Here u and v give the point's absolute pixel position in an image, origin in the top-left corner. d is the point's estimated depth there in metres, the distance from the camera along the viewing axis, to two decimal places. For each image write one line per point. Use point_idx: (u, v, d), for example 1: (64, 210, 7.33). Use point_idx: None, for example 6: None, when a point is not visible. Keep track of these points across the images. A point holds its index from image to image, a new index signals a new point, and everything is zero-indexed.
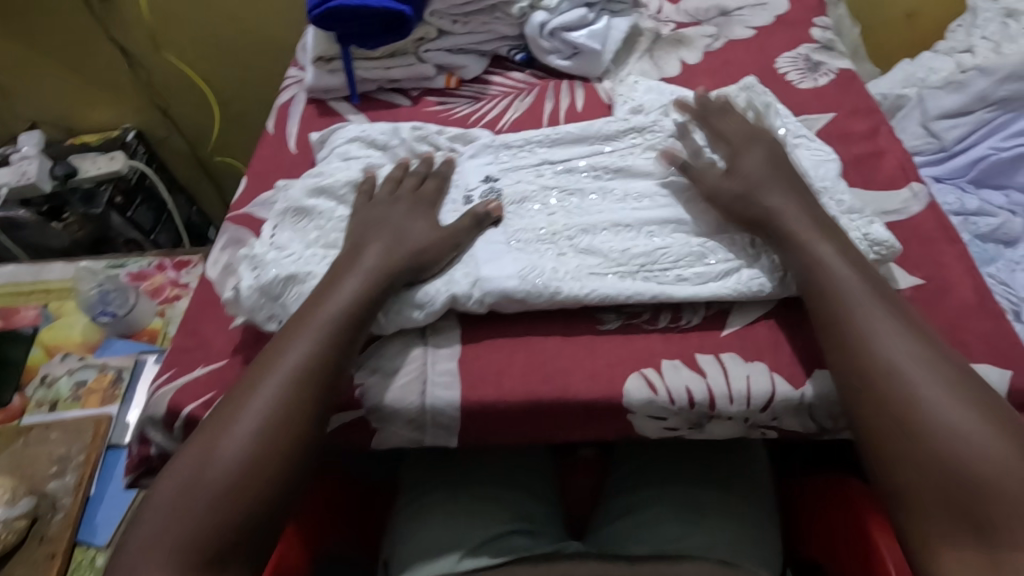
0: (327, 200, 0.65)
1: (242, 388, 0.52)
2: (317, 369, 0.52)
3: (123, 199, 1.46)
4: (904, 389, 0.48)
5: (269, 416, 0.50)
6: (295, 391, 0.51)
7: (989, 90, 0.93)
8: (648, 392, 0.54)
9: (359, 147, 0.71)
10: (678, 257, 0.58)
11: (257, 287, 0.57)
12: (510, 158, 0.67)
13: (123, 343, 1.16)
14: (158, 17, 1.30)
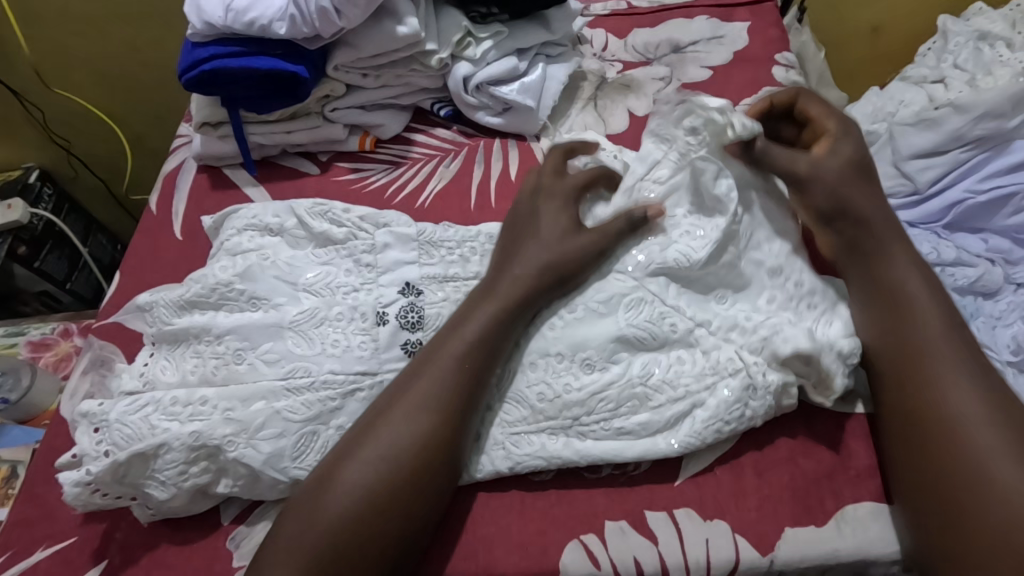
0: (202, 317, 0.48)
1: (321, 472, 0.43)
2: (413, 467, 0.42)
3: (27, 248, 1.26)
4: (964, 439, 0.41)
5: (360, 516, 0.41)
6: (387, 479, 0.42)
7: (964, 129, 0.85)
8: (589, 566, 0.45)
9: (254, 229, 0.53)
10: (616, 404, 0.47)
11: (95, 471, 0.41)
12: (437, 263, 0.53)
13: (22, 430, 1.01)
14: (46, 48, 1.15)
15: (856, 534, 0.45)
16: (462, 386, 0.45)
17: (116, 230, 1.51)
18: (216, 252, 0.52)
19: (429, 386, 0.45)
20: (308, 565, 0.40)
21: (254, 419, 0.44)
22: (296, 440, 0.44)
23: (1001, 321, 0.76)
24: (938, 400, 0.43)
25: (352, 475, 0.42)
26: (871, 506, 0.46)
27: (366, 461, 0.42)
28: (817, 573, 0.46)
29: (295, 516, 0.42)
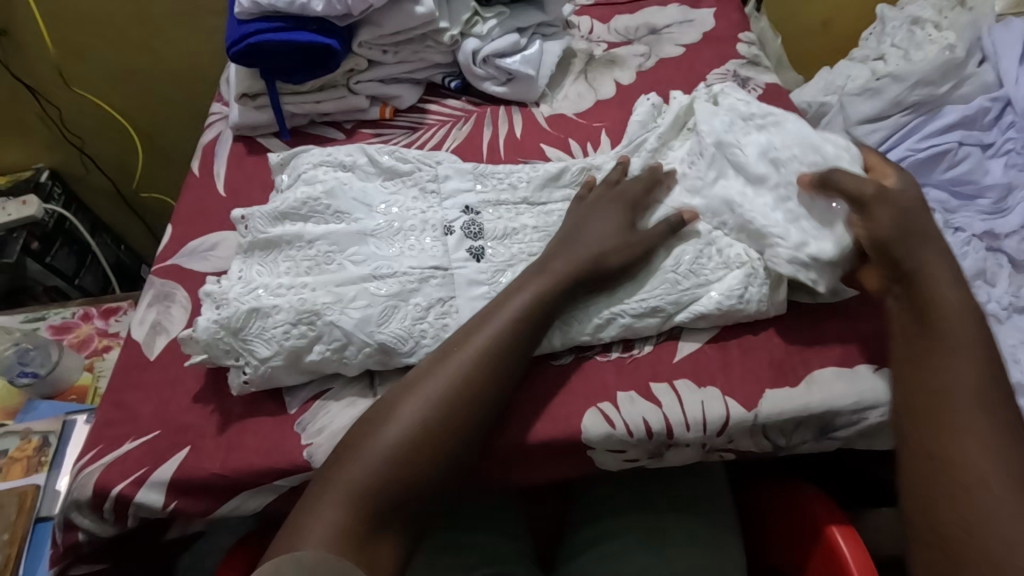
0: (292, 226, 0.61)
1: (404, 398, 0.51)
2: (480, 397, 0.51)
3: (39, 244, 1.32)
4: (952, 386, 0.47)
5: (443, 424, 0.50)
6: (456, 403, 0.51)
7: (902, 96, 0.98)
8: (606, 427, 0.54)
9: (330, 164, 0.66)
10: (650, 286, 0.58)
11: (215, 323, 0.54)
12: (492, 191, 0.66)
13: (48, 404, 1.06)
14: (67, 49, 1.22)
15: (822, 390, 0.55)
16: (527, 328, 0.54)
17: (121, 229, 1.56)
18: (298, 180, 0.65)
19: (493, 333, 0.53)
20: (387, 473, 0.48)
21: (347, 295, 0.56)
22: (381, 309, 0.56)
23: None
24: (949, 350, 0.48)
25: (410, 417, 0.50)
26: (835, 370, 0.56)
27: (445, 393, 0.51)
28: (793, 428, 0.55)
29: (370, 430, 0.50)
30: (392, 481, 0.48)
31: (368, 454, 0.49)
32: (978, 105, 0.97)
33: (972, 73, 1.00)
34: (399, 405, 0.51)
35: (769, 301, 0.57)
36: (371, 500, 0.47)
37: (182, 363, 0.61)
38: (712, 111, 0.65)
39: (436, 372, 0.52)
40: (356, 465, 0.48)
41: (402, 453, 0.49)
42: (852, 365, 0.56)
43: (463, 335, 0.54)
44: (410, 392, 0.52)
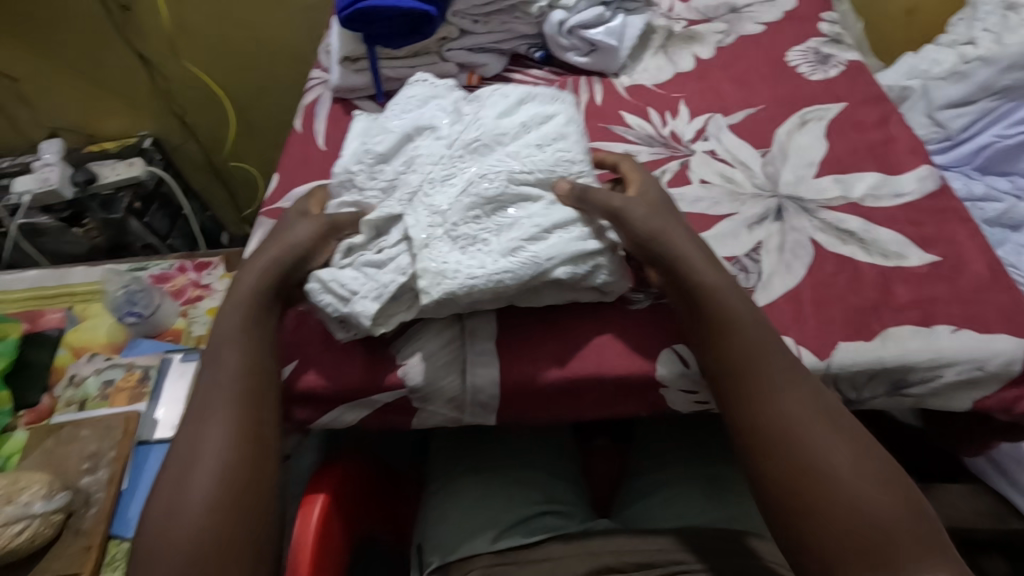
0: (386, 165, 0.64)
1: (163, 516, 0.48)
2: (248, 437, 0.52)
3: (141, 203, 1.45)
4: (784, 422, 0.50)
5: (233, 465, 0.50)
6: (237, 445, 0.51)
7: (992, 79, 0.96)
8: (680, 366, 0.58)
9: (416, 99, 0.70)
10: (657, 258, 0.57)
11: (334, 275, 0.58)
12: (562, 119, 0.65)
13: (149, 343, 1.18)
14: (176, 24, 1.33)
15: (897, 347, 0.56)
16: (253, 377, 0.55)
17: (209, 196, 1.69)
18: (390, 119, 0.68)
19: (230, 395, 0.53)
20: (206, 527, 0.48)
21: (427, 233, 0.57)
22: (467, 248, 0.57)
23: None
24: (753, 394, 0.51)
25: (203, 473, 0.50)
26: (911, 328, 0.57)
27: (216, 458, 0.50)
28: (867, 381, 0.57)
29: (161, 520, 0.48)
30: (217, 533, 0.48)
31: (175, 522, 0.48)
32: None
33: None
34: (187, 470, 0.50)
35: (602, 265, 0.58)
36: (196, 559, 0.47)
37: None
38: (371, 129, 0.68)
39: (200, 433, 0.52)
40: (175, 534, 0.48)
41: (212, 506, 0.49)
42: (930, 325, 0.57)
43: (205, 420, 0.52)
44: (188, 457, 0.51)
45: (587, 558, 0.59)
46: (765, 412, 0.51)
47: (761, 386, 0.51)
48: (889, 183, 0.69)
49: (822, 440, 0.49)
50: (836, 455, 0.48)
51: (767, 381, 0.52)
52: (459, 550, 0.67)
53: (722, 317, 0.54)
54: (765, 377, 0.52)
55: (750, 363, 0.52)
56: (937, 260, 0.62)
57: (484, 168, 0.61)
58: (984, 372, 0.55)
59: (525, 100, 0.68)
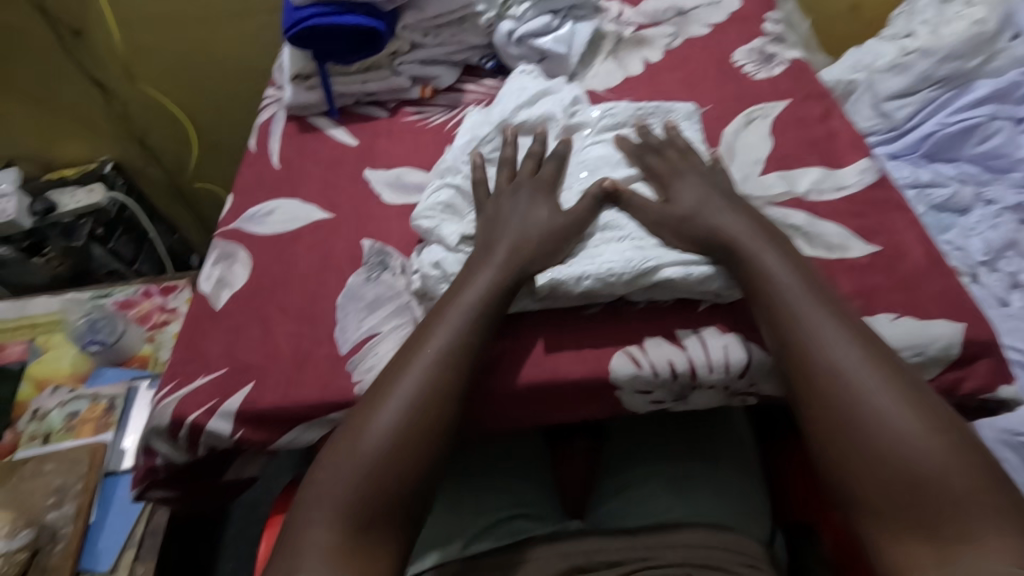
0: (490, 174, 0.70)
1: (321, 486, 0.51)
2: (427, 408, 0.54)
3: (103, 230, 1.42)
4: (851, 377, 0.51)
5: (411, 423, 0.53)
6: (414, 416, 0.53)
7: (931, 70, 1.00)
8: (633, 368, 0.59)
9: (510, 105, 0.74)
10: (667, 252, 0.60)
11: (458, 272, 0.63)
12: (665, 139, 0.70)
13: (114, 371, 1.16)
14: (131, 47, 1.31)
15: None
16: (449, 357, 0.55)
17: (175, 219, 1.67)
18: (483, 123, 0.73)
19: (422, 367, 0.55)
20: (369, 479, 0.51)
21: (601, 240, 0.62)
22: (594, 251, 0.61)
23: (973, 231, 0.90)
24: (824, 361, 0.52)
25: (379, 426, 0.53)
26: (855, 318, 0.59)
27: (392, 407, 0.53)
28: None
29: (339, 455, 0.52)
30: (377, 488, 0.51)
31: (355, 460, 0.52)
32: (1010, 79, 0.98)
33: (1004, 47, 1.00)
34: (371, 415, 0.54)
35: (668, 260, 0.60)
36: (354, 513, 0.49)
37: (245, 311, 0.67)
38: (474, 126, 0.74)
39: (388, 390, 0.55)
40: (346, 470, 0.51)
41: (386, 454, 0.52)
42: (872, 314, 0.59)
43: (397, 376, 0.55)
44: (375, 402, 0.54)
45: (557, 557, 0.63)
46: (821, 363, 0.52)
47: (826, 348, 0.52)
48: (832, 176, 0.71)
49: (904, 418, 0.48)
50: (929, 455, 0.47)
51: (858, 372, 0.51)
52: (430, 559, 0.67)
53: (805, 286, 0.56)
54: (865, 371, 0.51)
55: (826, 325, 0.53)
56: (877, 250, 0.64)
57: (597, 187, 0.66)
58: (925, 356, 0.57)
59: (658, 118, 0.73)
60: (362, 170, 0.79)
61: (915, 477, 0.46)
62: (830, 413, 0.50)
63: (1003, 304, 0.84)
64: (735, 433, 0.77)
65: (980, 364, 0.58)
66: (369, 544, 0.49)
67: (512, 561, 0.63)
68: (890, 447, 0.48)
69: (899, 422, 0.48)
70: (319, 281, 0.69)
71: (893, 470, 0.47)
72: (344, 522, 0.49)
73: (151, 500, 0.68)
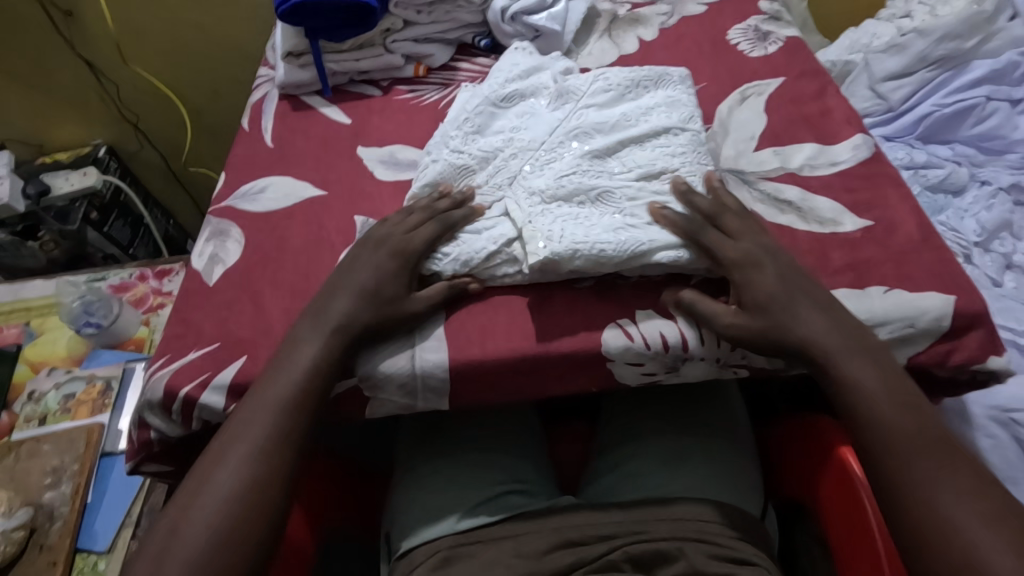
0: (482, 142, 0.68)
1: (187, 497, 0.52)
2: (275, 455, 0.53)
3: (98, 214, 1.42)
4: (892, 440, 0.51)
5: (258, 472, 0.52)
6: (259, 464, 0.53)
7: (928, 50, 0.99)
8: (625, 341, 0.60)
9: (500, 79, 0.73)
10: (661, 228, 0.60)
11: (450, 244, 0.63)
12: (663, 107, 0.68)
13: (110, 354, 1.16)
14: (123, 28, 1.30)
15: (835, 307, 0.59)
16: (296, 401, 0.55)
17: (170, 204, 1.66)
18: (473, 97, 0.72)
19: (268, 415, 0.54)
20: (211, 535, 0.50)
21: (590, 212, 0.62)
22: (585, 223, 0.61)
23: (968, 212, 0.90)
24: (865, 423, 0.52)
25: (224, 476, 0.52)
26: (846, 291, 0.59)
27: (240, 457, 0.53)
28: None
29: (184, 509, 0.51)
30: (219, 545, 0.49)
31: (196, 513, 0.51)
32: (1007, 59, 0.98)
33: (1002, 27, 1.00)
34: (215, 466, 0.53)
35: (661, 236, 0.60)
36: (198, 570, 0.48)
37: (238, 287, 0.67)
38: (466, 100, 0.72)
39: (230, 437, 0.54)
40: (189, 525, 0.50)
41: (228, 505, 0.51)
42: (863, 287, 0.59)
43: (237, 423, 0.55)
44: (220, 452, 0.54)
45: (547, 531, 0.63)
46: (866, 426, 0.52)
47: (869, 410, 0.52)
48: (826, 152, 0.70)
49: (943, 483, 0.48)
50: (967, 517, 0.46)
51: (896, 432, 0.51)
52: (424, 535, 0.67)
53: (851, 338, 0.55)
54: (893, 420, 0.51)
55: (870, 382, 0.53)
56: (869, 225, 0.64)
57: (585, 159, 0.65)
58: (915, 328, 0.57)
59: (658, 86, 0.71)
60: (355, 148, 0.79)
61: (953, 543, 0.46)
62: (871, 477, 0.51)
63: (996, 285, 0.84)
64: (728, 408, 0.78)
65: (971, 337, 0.58)
66: None
67: (505, 535, 0.64)
68: (930, 513, 0.47)
69: (937, 487, 0.48)
70: (312, 257, 0.68)
71: (940, 535, 0.46)
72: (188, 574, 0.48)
73: (146, 475, 0.68)
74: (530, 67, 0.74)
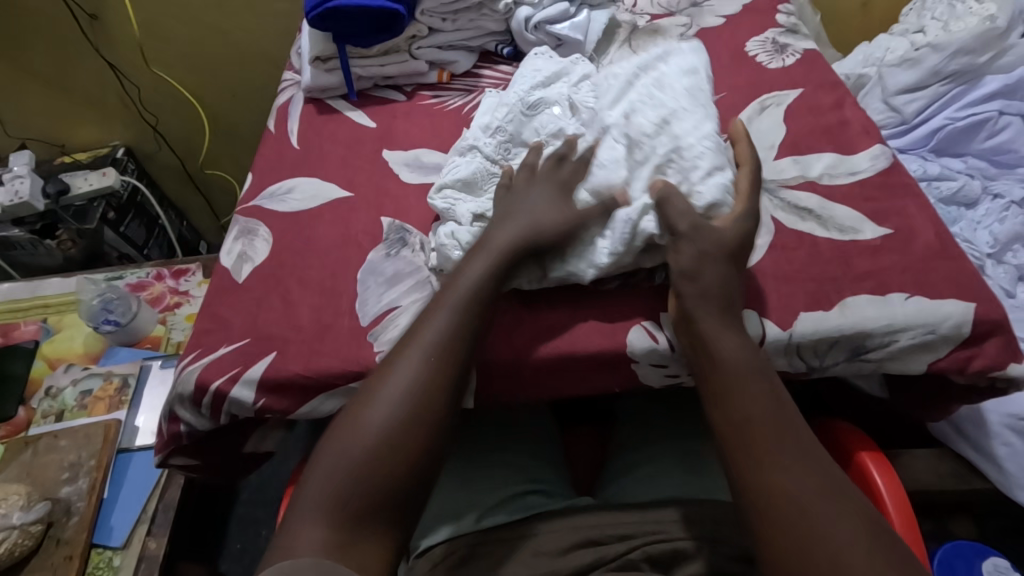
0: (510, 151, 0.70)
1: (348, 426, 0.52)
2: (426, 404, 0.53)
3: (115, 214, 1.43)
4: (766, 440, 0.50)
5: (408, 421, 0.52)
6: (411, 409, 0.53)
7: (941, 65, 1.01)
8: (650, 341, 0.61)
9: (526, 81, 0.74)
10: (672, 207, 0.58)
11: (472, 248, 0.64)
12: (673, 82, 0.67)
13: (127, 351, 1.17)
14: (147, 32, 1.32)
15: (856, 313, 0.60)
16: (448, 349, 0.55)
17: (185, 204, 1.68)
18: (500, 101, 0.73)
19: (419, 362, 0.54)
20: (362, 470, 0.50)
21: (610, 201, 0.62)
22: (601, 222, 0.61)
23: (981, 223, 0.91)
24: (743, 421, 0.52)
25: (378, 417, 0.52)
26: (867, 297, 0.61)
27: (393, 397, 0.53)
28: (827, 348, 0.61)
29: (334, 440, 0.52)
30: (367, 485, 0.50)
31: (347, 450, 0.51)
32: (1020, 75, 0.99)
33: (1014, 44, 1.01)
34: (368, 402, 0.53)
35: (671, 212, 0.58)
36: (342, 510, 0.49)
37: (266, 285, 0.68)
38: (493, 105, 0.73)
39: (388, 376, 0.54)
40: (340, 461, 0.51)
41: (386, 441, 0.51)
42: (885, 294, 0.61)
43: (394, 363, 0.55)
44: (372, 391, 0.54)
45: (567, 530, 0.64)
46: (744, 424, 0.52)
47: (753, 412, 0.52)
48: (845, 162, 0.72)
49: (808, 484, 0.48)
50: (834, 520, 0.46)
51: (769, 433, 0.51)
52: (444, 533, 0.67)
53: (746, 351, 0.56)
54: (772, 424, 0.51)
55: (751, 387, 0.53)
56: (889, 233, 0.65)
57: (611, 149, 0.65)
58: (936, 335, 0.58)
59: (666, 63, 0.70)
60: (380, 151, 0.81)
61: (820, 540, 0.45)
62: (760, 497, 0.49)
63: (1009, 296, 0.85)
64: None
65: (991, 344, 0.59)
66: (352, 536, 0.48)
67: (529, 533, 0.64)
68: (813, 533, 0.46)
69: (803, 487, 0.48)
70: (339, 256, 0.70)
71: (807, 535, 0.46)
72: (332, 515, 0.48)
73: (172, 468, 0.69)
74: (556, 71, 0.74)
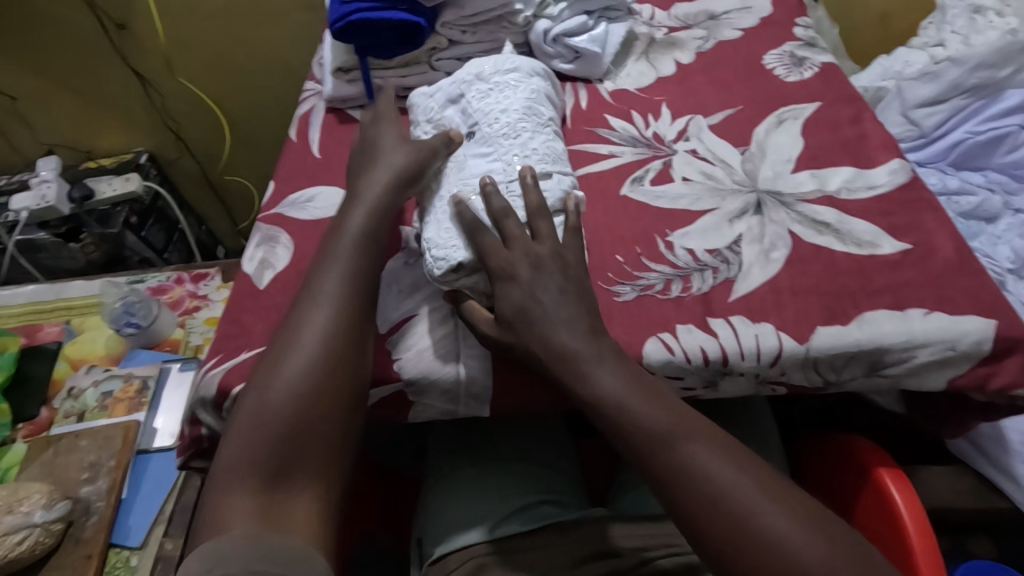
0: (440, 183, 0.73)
1: (255, 400, 0.54)
2: (329, 377, 0.55)
3: (137, 218, 1.46)
4: (668, 439, 0.52)
5: (309, 393, 0.54)
6: (315, 377, 0.54)
7: (961, 79, 1.00)
8: (666, 353, 0.61)
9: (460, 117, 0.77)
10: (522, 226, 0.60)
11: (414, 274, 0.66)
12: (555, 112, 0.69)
13: (147, 354, 1.20)
14: (173, 42, 1.35)
15: (872, 328, 0.60)
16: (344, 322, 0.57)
17: (204, 209, 1.72)
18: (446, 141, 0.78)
19: (317, 339, 0.56)
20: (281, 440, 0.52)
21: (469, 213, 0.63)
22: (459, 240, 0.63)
23: (1001, 238, 0.90)
24: (640, 425, 0.53)
25: (283, 390, 0.53)
26: (885, 312, 0.60)
27: (292, 372, 0.54)
28: (844, 363, 0.61)
29: (245, 419, 0.53)
30: (286, 447, 0.52)
31: (258, 419, 0.53)
32: None
33: None
34: (273, 377, 0.54)
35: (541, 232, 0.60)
36: (261, 478, 0.51)
37: (286, 292, 0.69)
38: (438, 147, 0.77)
39: (284, 355, 0.55)
40: (251, 434, 0.52)
41: (299, 409, 0.53)
42: (903, 309, 0.60)
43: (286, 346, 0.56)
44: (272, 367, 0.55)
45: (578, 542, 0.64)
46: (640, 426, 0.52)
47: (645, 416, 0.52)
48: (862, 176, 0.72)
49: (725, 468, 0.50)
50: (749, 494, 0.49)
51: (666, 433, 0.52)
52: (458, 542, 0.68)
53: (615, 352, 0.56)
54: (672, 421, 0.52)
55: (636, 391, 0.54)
56: (908, 247, 0.64)
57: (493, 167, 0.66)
58: (954, 352, 0.58)
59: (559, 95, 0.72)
60: None
61: (740, 520, 0.48)
62: (665, 493, 0.51)
63: None
64: (761, 426, 0.78)
65: (1012, 361, 0.58)
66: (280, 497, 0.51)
67: (544, 544, 0.64)
68: (735, 514, 0.48)
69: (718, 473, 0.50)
70: None
71: (732, 518, 0.48)
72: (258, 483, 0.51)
73: (193, 471, 0.70)
74: None
